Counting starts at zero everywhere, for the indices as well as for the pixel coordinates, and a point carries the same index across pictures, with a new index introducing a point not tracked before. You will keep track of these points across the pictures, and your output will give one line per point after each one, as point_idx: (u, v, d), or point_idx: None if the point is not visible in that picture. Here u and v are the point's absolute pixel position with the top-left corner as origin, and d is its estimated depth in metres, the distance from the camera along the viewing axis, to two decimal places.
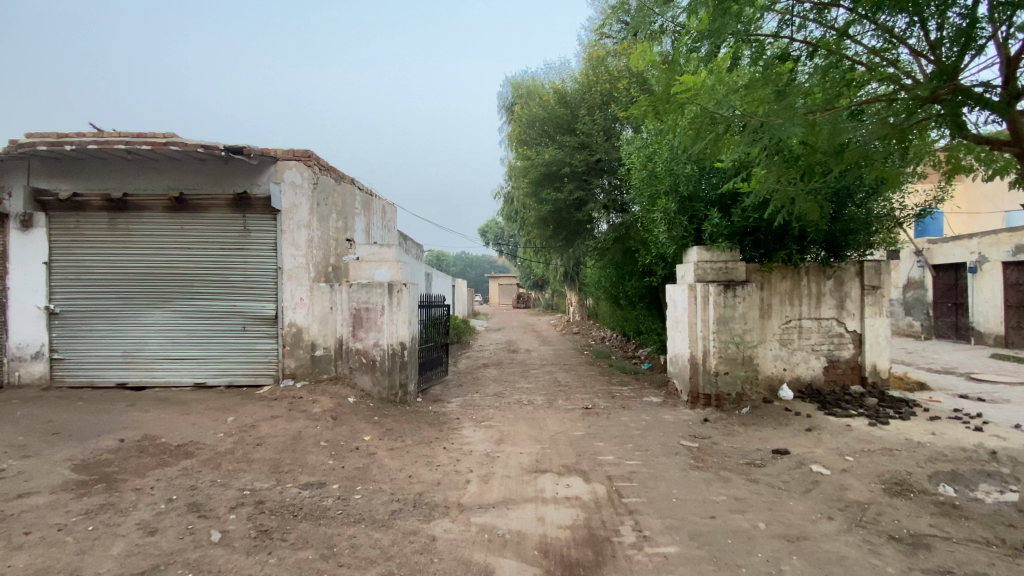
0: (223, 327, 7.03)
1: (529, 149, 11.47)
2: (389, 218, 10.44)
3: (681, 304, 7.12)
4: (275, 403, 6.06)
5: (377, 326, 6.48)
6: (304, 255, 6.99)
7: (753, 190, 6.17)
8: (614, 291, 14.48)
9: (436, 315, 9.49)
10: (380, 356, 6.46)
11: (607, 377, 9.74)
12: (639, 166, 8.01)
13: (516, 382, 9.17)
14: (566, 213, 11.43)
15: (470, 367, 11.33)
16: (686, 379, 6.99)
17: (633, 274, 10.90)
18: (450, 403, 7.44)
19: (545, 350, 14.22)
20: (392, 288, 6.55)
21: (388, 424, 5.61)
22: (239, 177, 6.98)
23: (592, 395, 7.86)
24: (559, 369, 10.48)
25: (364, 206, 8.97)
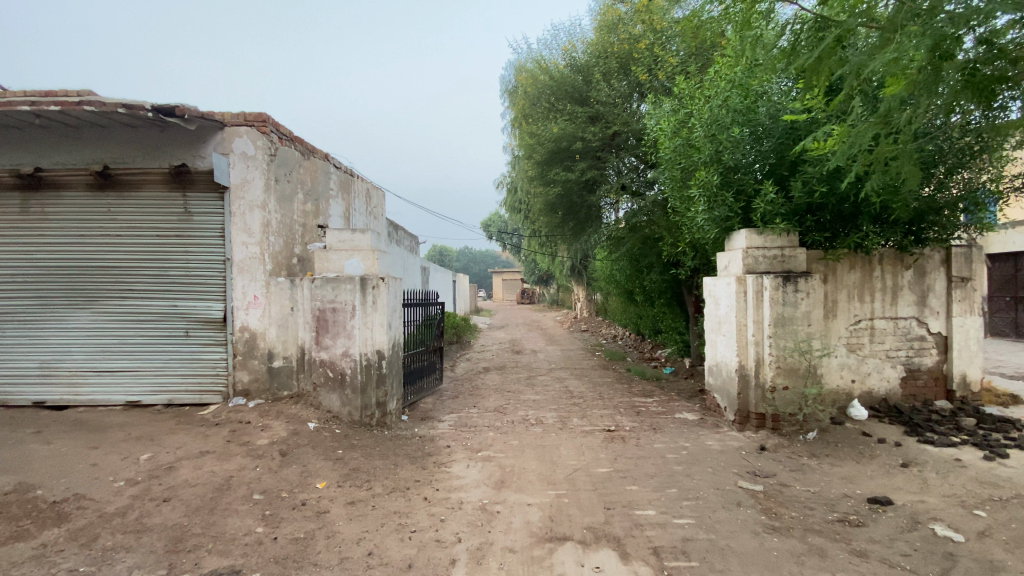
0: (161, 332, 5.70)
1: (535, 123, 10.07)
2: (374, 203, 9.08)
3: (725, 302, 5.74)
4: (214, 431, 4.75)
5: (348, 331, 5.13)
6: (258, 243, 5.64)
7: (829, 153, 4.76)
8: (628, 286, 13.12)
9: (428, 314, 8.15)
10: (352, 368, 5.14)
11: (627, 385, 8.40)
12: (668, 133, 6.61)
13: (522, 392, 7.83)
14: (578, 197, 10.08)
15: (469, 372, 9.99)
16: (731, 395, 5.64)
17: (655, 265, 9.65)
18: (441, 422, 6.11)
19: (553, 350, 12.88)
20: (366, 283, 5.19)
21: (355, 461, 4.30)
22: (177, 147, 5.63)
23: (614, 411, 6.51)
24: (570, 375, 9.13)
25: (342, 187, 7.63)
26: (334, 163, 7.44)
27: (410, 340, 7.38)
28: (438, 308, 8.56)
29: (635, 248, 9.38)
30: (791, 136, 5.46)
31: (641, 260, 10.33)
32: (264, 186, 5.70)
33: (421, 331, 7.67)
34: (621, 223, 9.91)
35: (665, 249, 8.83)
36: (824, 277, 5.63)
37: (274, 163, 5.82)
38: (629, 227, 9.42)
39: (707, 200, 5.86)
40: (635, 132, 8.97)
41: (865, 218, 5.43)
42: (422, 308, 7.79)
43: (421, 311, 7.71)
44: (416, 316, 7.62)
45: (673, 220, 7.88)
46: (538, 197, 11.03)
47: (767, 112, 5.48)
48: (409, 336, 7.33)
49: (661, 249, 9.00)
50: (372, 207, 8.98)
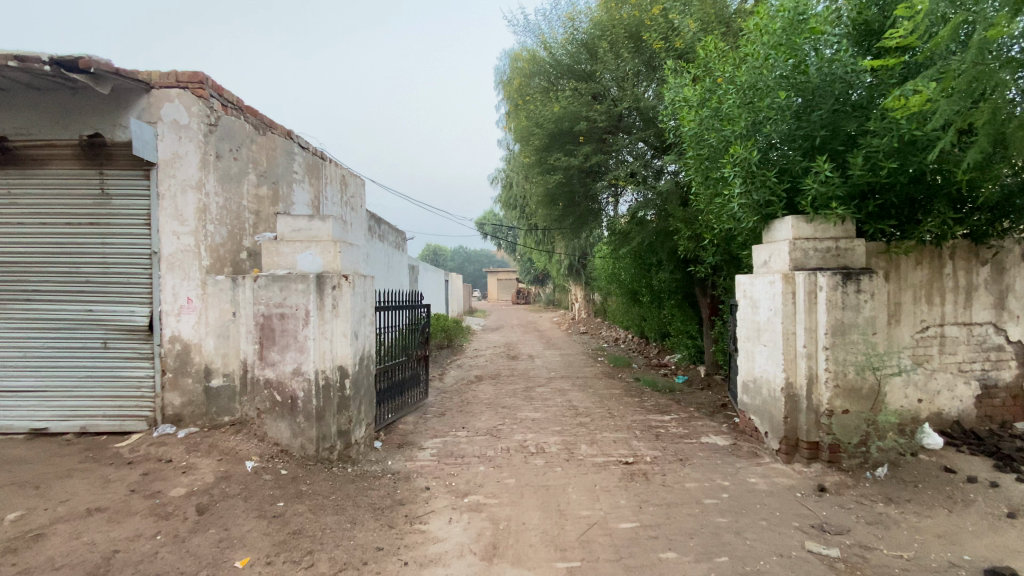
0: (72, 345, 4.58)
1: (532, 102, 9.00)
2: (350, 192, 8.00)
3: (766, 305, 4.71)
4: (121, 474, 3.68)
5: (300, 343, 4.05)
6: (192, 233, 4.55)
7: (920, 108, 3.70)
8: (633, 286, 12.12)
9: (411, 318, 7.08)
10: (305, 390, 4.06)
11: (638, 398, 7.38)
12: (691, 103, 5.57)
13: (519, 408, 6.78)
14: (581, 186, 9.08)
15: (459, 381, 8.92)
16: (775, 419, 4.61)
17: (665, 261, 8.74)
18: (421, 450, 5.04)
19: (551, 355, 11.83)
20: (324, 282, 4.13)
21: (297, 519, 3.23)
22: (92, 114, 4.52)
23: (628, 435, 5.47)
24: (573, 386, 8.09)
25: (309, 170, 6.53)
26: (299, 141, 6.35)
27: (387, 350, 6.31)
28: (424, 312, 7.46)
29: (646, 243, 8.46)
30: (849, 101, 4.46)
31: (649, 256, 9.41)
32: (201, 162, 4.61)
33: (401, 338, 6.58)
34: (630, 216, 8.89)
35: (694, 243, 8.05)
36: (887, 274, 4.62)
37: (214, 134, 4.73)
38: (641, 220, 8.52)
39: (742, 180, 4.83)
40: (647, 111, 7.98)
41: (941, 201, 4.43)
42: (404, 311, 6.71)
43: (402, 315, 6.62)
44: (394, 321, 6.53)
45: (694, 209, 6.94)
46: (535, 187, 10.01)
47: (820, 72, 4.47)
48: (386, 345, 6.26)
49: (677, 243, 8.09)
50: (348, 196, 7.90)
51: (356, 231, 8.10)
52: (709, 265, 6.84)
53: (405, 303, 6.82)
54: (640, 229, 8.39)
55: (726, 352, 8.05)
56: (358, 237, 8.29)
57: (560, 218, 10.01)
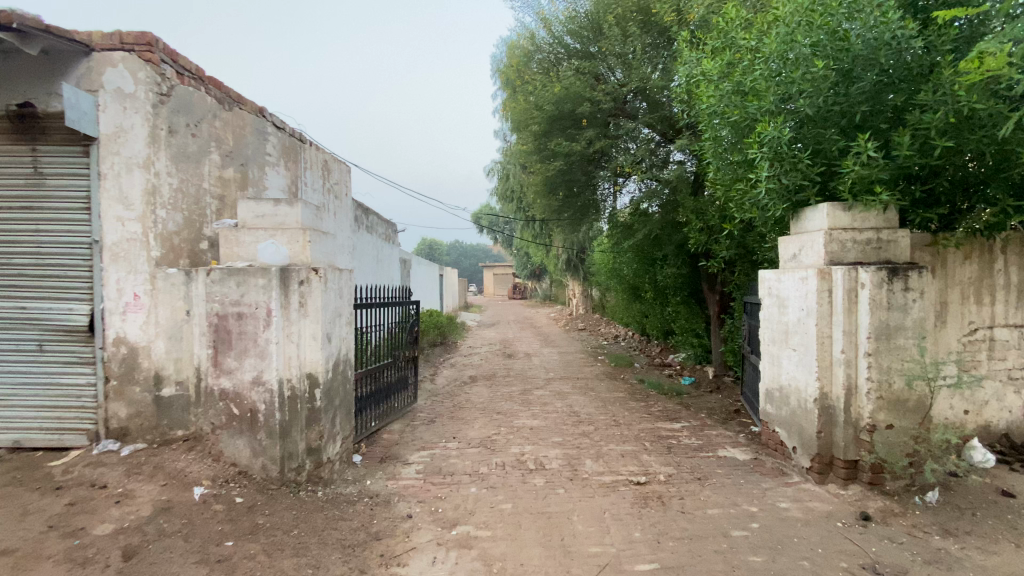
0: (1, 347, 3.97)
1: (530, 83, 8.39)
2: (333, 179, 7.40)
3: (795, 305, 4.15)
4: (44, 504, 3.10)
5: (260, 348, 3.48)
6: (140, 219, 3.95)
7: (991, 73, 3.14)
8: (635, 282, 11.58)
9: (399, 316, 6.50)
10: (266, 403, 3.49)
11: (644, 402, 6.83)
12: (710, 77, 4.99)
13: (515, 413, 6.22)
14: (582, 174, 8.51)
15: (451, 382, 8.34)
16: (806, 434, 4.06)
17: (671, 253, 8.26)
18: (405, 466, 4.47)
19: (549, 354, 11.26)
20: (289, 276, 3.54)
21: (247, 565, 2.66)
22: (24, 81, 3.91)
23: (637, 447, 4.92)
24: (573, 388, 7.53)
25: (284, 153, 5.92)
26: (273, 120, 5.73)
27: (370, 352, 5.72)
28: (413, 309, 6.85)
29: (652, 234, 7.96)
30: (895, 70, 3.91)
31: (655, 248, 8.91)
32: (150, 138, 4.01)
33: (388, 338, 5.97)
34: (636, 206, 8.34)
35: (705, 234, 7.60)
36: (933, 270, 4.07)
37: (166, 105, 4.12)
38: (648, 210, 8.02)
39: (770, 163, 4.27)
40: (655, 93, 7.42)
41: (998, 187, 3.89)
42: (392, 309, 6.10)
43: (389, 314, 6.03)
44: (378, 320, 5.93)
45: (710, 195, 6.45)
46: (532, 175, 9.44)
47: (863, 38, 3.91)
48: (369, 347, 5.67)
49: (686, 235, 7.60)
50: (331, 183, 7.30)
51: (338, 221, 7.51)
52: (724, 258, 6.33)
53: (393, 300, 6.22)
54: (649, 220, 7.86)
55: (737, 352, 7.52)
56: (343, 227, 7.71)
57: (559, 208, 9.45)
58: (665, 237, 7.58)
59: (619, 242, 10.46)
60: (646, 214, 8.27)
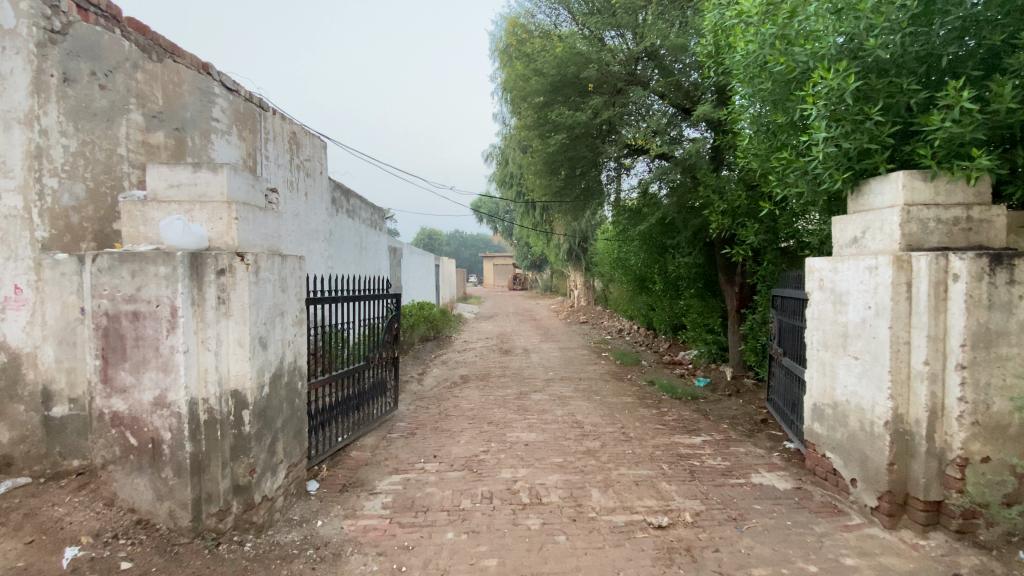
0: None
1: (528, 47, 7.49)
2: (304, 154, 6.51)
3: (857, 302, 3.28)
4: None
5: (163, 359, 2.64)
6: (20, 190, 3.05)
7: None
8: (643, 272, 10.72)
9: (377, 312, 5.63)
10: (172, 431, 2.66)
11: (657, 408, 5.97)
12: (746, 20, 4.09)
13: (509, 421, 5.37)
14: (588, 151, 7.63)
15: (440, 383, 7.50)
16: (870, 465, 3.21)
17: (686, 238, 7.45)
18: (369, 497, 3.63)
19: (549, 349, 10.38)
20: (203, 262, 2.69)
21: None
22: None
23: (654, 469, 4.07)
24: (574, 390, 6.67)
25: (237, 120, 5.04)
26: (222, 80, 4.83)
27: (338, 352, 4.84)
28: (393, 301, 5.96)
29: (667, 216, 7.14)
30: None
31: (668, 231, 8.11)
32: (35, 86, 3.11)
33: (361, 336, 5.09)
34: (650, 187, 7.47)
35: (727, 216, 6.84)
36: None
37: (58, 46, 3.25)
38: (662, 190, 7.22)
39: (825, 123, 3.39)
40: (671, 56, 6.54)
41: None
42: (367, 302, 5.21)
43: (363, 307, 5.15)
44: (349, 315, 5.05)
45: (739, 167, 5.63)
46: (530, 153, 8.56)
47: None
48: (336, 347, 4.81)
49: (705, 218, 6.80)
50: (301, 159, 6.41)
51: (310, 202, 6.63)
52: (752, 243, 5.50)
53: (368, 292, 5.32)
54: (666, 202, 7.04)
55: (760, 350, 6.66)
56: (316, 209, 6.84)
57: (561, 191, 8.57)
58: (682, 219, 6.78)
59: (627, 228, 9.59)
60: (659, 195, 7.45)
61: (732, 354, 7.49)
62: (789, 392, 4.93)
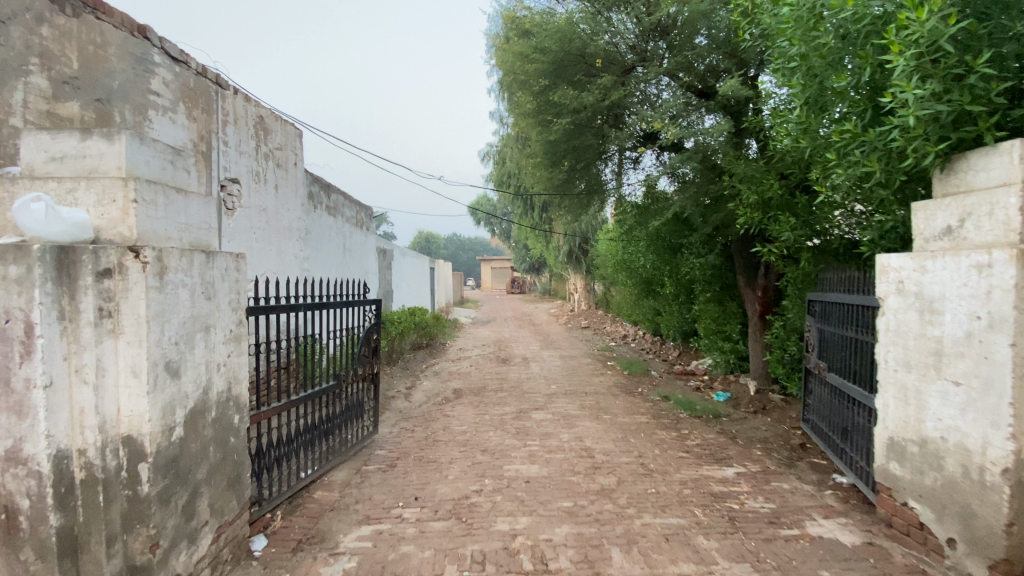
0: None
1: (529, 24, 6.76)
2: (274, 142, 5.74)
3: (959, 312, 2.52)
4: None
5: (14, 397, 1.87)
6: None
7: None
8: (651, 275, 9.97)
9: (354, 322, 4.83)
10: (31, 496, 1.91)
11: (678, 430, 5.19)
12: None
13: (506, 447, 4.58)
14: (595, 139, 6.90)
15: (429, 398, 6.70)
16: (979, 523, 2.46)
17: (704, 236, 6.72)
18: (328, 560, 2.85)
19: (549, 358, 9.59)
20: (75, 261, 1.95)
21: None
22: None
23: (686, 516, 3.29)
24: (580, 407, 5.88)
25: (185, 96, 4.27)
26: (165, 47, 4.07)
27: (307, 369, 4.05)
28: (373, 309, 5.14)
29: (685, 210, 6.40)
30: None
31: (682, 229, 7.39)
32: None
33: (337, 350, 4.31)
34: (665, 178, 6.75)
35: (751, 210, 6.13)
36: None
37: None
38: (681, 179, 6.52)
39: (912, 78, 2.66)
40: (690, 30, 5.86)
41: None
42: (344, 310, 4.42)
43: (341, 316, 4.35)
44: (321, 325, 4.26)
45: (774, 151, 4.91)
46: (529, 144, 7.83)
47: None
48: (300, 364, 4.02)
49: (728, 212, 6.07)
50: (270, 147, 5.63)
51: (281, 194, 5.86)
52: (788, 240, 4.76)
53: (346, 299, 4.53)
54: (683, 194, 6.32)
55: (791, 363, 5.90)
56: (290, 204, 6.07)
57: (563, 185, 7.82)
58: (700, 216, 6.03)
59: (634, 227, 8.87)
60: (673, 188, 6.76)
61: (754, 365, 6.74)
62: (840, 415, 4.15)
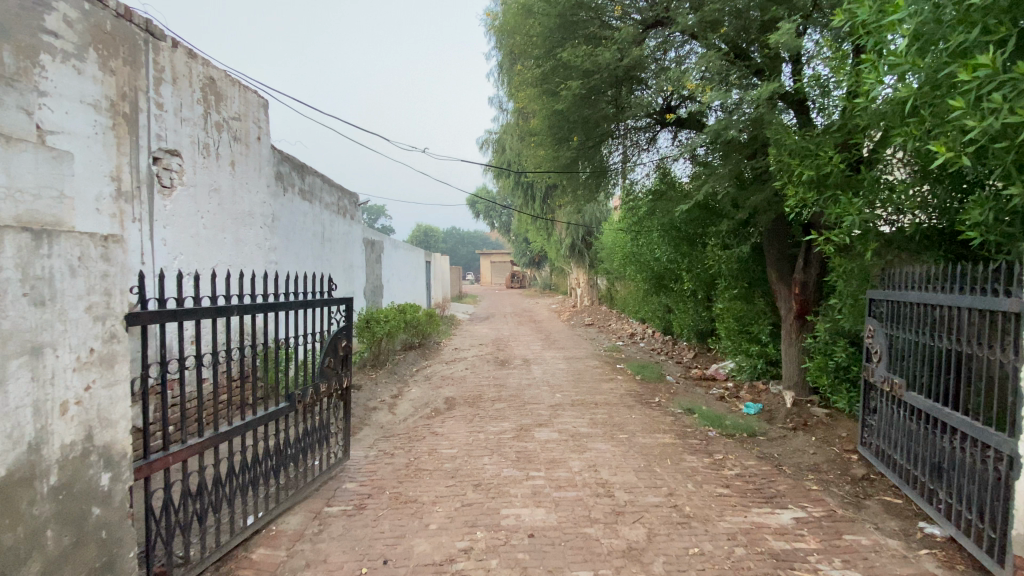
0: None
1: None
2: (230, 110, 4.84)
3: None
4: None
5: None
6: None
7: None
8: (664, 268, 9.11)
9: (324, 327, 3.85)
10: None
11: (711, 454, 4.32)
12: None
13: (504, 479, 3.71)
14: (609, 109, 6.24)
15: (415, 409, 5.83)
16: None
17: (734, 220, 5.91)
18: None
19: (552, 360, 8.71)
20: None
21: None
22: None
23: None
24: (592, 423, 5.01)
25: (97, 41, 3.41)
26: None
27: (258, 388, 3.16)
28: (344, 309, 4.09)
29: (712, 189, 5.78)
30: None
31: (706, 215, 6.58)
32: None
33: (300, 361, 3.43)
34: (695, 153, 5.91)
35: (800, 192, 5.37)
36: None
37: None
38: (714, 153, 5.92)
39: None
40: None
41: None
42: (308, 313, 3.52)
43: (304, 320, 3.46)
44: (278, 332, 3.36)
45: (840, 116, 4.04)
46: (534, 117, 7.15)
47: None
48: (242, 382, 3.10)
49: (767, 193, 5.25)
50: (225, 115, 4.72)
51: (241, 173, 4.95)
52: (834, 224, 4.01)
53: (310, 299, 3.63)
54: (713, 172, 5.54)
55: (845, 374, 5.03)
56: (253, 185, 5.18)
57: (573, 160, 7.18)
58: (725, 195, 5.31)
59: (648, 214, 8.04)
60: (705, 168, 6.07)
61: (788, 372, 5.90)
62: (942, 455, 3.21)
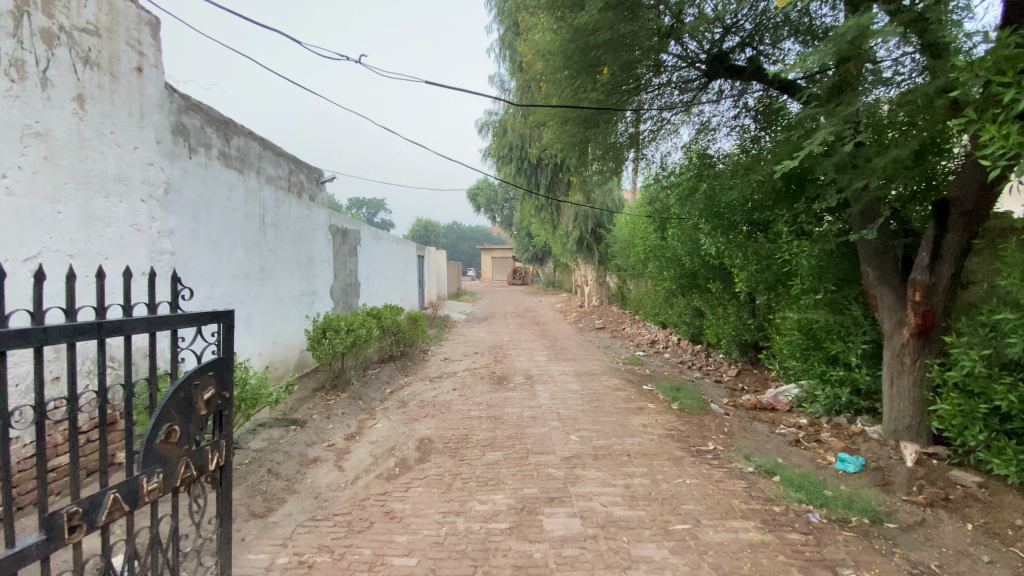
0: None
1: None
2: (76, 19, 3.21)
3: None
4: None
5: None
6: None
7: None
8: (701, 264, 7.37)
9: (189, 372, 2.12)
10: None
11: (836, 569, 2.62)
12: None
13: None
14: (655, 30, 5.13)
15: (373, 459, 4.13)
16: None
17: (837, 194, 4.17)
18: None
19: (562, 377, 7.01)
20: None
21: None
22: None
23: None
24: (630, 498, 3.30)
25: None
26: None
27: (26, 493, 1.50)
28: (223, 329, 2.32)
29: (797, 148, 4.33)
30: None
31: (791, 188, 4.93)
32: None
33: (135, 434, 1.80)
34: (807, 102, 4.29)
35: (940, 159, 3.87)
36: None
37: None
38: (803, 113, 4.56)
39: None
40: None
41: None
42: (129, 343, 1.83)
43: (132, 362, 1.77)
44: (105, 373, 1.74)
45: None
46: (555, 63, 5.73)
47: None
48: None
49: (907, 147, 3.57)
50: (59, 22, 3.10)
51: (92, 116, 3.29)
52: None
53: (137, 319, 1.90)
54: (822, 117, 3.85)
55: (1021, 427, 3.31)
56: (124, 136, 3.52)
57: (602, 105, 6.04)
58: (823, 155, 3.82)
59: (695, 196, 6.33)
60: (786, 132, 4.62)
61: (888, 408, 4.30)
62: None
